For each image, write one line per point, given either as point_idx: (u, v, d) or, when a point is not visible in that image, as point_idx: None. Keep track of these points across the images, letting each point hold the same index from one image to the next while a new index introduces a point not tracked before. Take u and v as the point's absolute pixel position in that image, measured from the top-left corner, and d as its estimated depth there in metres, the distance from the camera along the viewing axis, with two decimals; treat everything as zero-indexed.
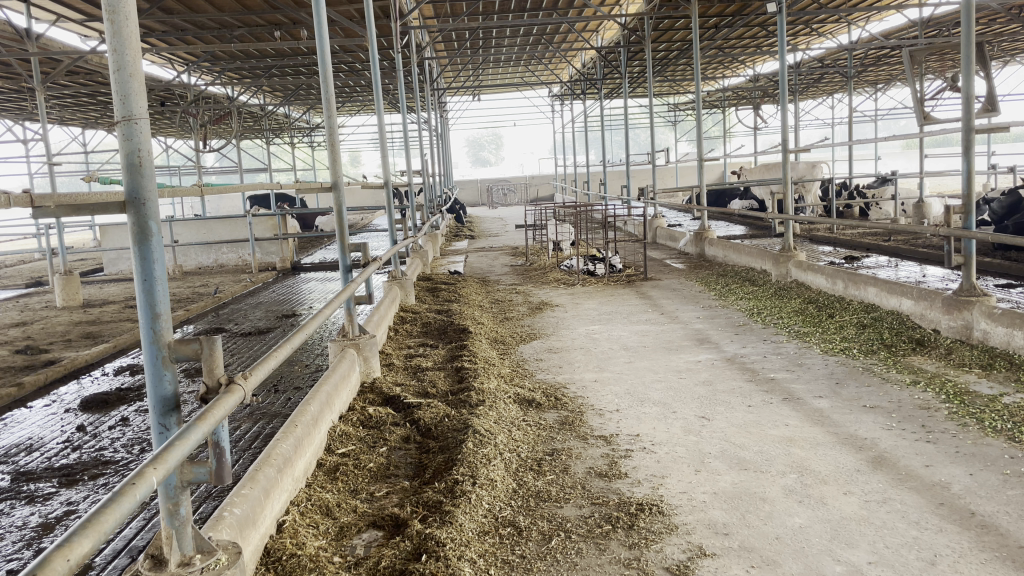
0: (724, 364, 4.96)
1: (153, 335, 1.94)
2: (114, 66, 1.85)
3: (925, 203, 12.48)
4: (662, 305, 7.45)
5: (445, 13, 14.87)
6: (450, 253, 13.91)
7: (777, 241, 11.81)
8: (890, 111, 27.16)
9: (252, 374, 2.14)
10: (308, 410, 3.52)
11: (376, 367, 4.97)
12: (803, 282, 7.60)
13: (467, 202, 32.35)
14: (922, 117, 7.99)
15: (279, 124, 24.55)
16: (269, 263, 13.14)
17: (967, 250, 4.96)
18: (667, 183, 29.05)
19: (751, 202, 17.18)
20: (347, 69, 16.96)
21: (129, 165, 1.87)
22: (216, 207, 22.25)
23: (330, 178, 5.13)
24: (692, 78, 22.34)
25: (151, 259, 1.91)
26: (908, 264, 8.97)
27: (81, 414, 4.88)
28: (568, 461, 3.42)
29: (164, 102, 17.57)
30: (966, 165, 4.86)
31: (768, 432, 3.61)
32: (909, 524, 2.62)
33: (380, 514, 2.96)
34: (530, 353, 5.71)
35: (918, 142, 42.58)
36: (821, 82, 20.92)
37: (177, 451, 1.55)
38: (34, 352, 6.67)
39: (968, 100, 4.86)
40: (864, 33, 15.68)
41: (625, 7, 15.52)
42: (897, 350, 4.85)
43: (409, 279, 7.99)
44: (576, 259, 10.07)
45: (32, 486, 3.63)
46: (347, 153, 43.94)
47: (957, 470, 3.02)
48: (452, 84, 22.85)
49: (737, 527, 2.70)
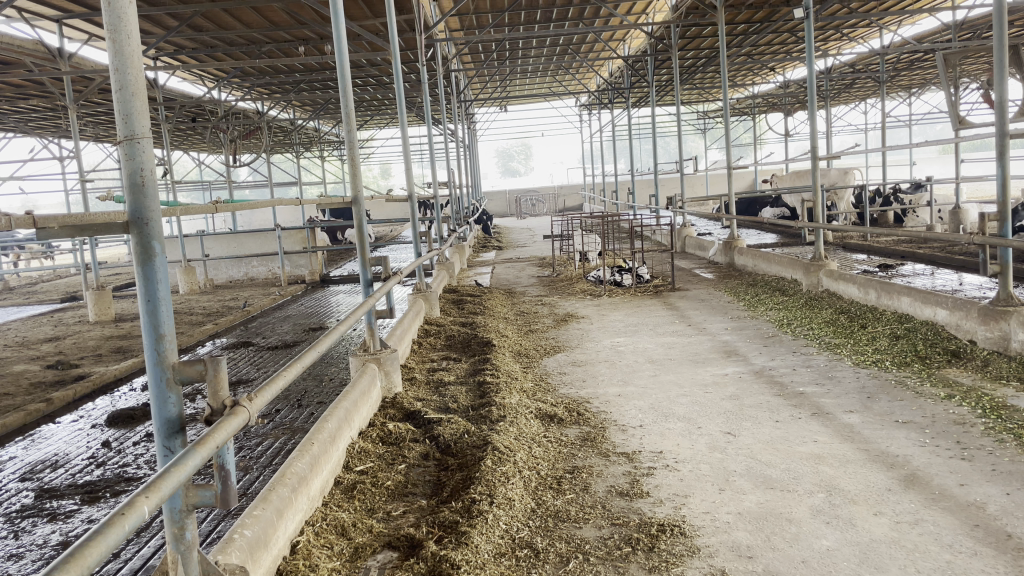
0: (753, 377, 4.83)
1: (157, 357, 1.94)
2: (116, 85, 1.85)
3: (962, 209, 12.17)
4: (689, 316, 7.32)
5: (471, 26, 14.95)
6: (478, 264, 13.92)
7: (808, 250, 11.59)
8: (924, 116, 26.66)
9: (260, 395, 2.12)
10: (326, 426, 3.50)
11: (398, 382, 4.94)
12: (834, 292, 7.42)
13: (496, 212, 32.45)
14: (957, 122, 7.74)
15: (308, 139, 24.90)
16: (298, 275, 13.26)
17: (1003, 259, 4.77)
18: (697, 192, 28.77)
19: (782, 210, 16.96)
20: (375, 83, 17.14)
21: (132, 185, 1.87)
22: (248, 222, 22.60)
23: (349, 192, 5.12)
24: (720, 86, 22.13)
25: (156, 280, 1.91)
26: (945, 272, 8.72)
27: (107, 429, 4.94)
28: (588, 479, 3.35)
29: (195, 118, 17.92)
30: (1001, 171, 4.69)
31: (796, 448, 3.49)
32: (942, 547, 2.50)
33: (397, 534, 2.91)
34: (553, 366, 5.65)
35: (955, 147, 41.79)
36: (853, 87, 20.57)
37: (173, 478, 1.53)
38: (65, 366, 6.80)
39: (999, 104, 4.68)
40: (896, 37, 15.37)
41: (652, 16, 15.45)
42: (931, 362, 4.68)
43: (434, 291, 7.96)
44: (603, 270, 9.97)
45: (55, 503, 3.67)
46: (377, 166, 44.40)
47: (994, 489, 2.88)
48: (479, 95, 23.00)
49: (763, 549, 2.60)
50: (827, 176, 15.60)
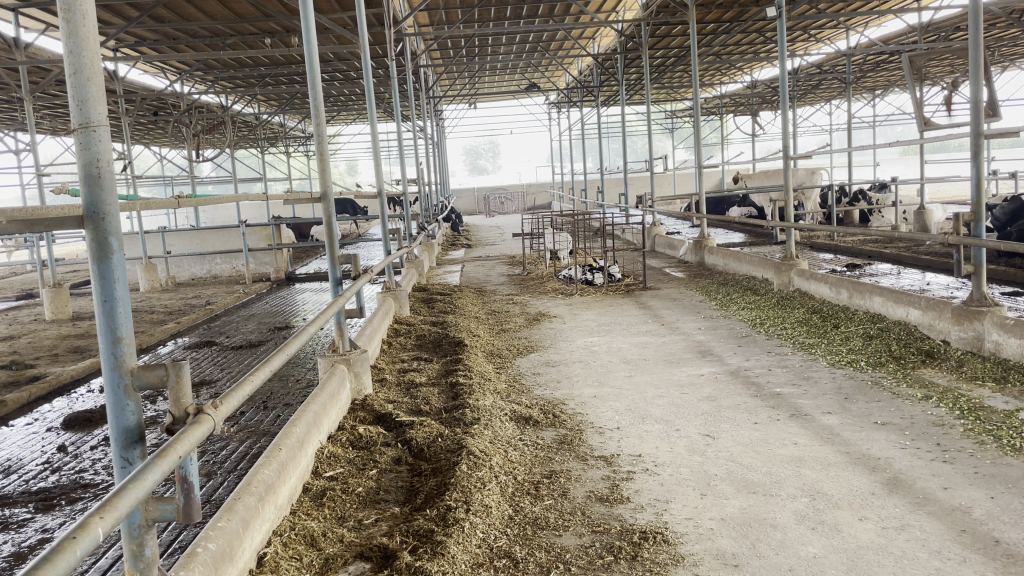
0: (728, 378, 4.79)
1: (114, 361, 1.78)
2: (70, 69, 1.69)
3: (927, 210, 12.40)
4: (662, 316, 7.29)
5: (440, 21, 14.76)
6: (447, 262, 13.78)
7: (777, 249, 11.70)
8: (887, 117, 27.35)
9: (226, 402, 1.99)
10: (294, 431, 3.35)
11: (368, 384, 4.79)
12: (806, 291, 7.45)
13: (465, 210, 32.34)
14: (923, 123, 7.80)
15: (274, 133, 24.46)
16: (263, 273, 12.93)
17: (978, 259, 4.80)
18: (665, 191, 29.03)
19: (749, 210, 17.16)
20: (342, 78, 16.86)
21: (88, 177, 1.72)
22: (211, 218, 22.11)
23: (318, 188, 4.93)
24: (689, 86, 22.30)
25: (113, 279, 1.76)
26: (912, 271, 8.86)
27: (63, 432, 4.71)
28: (567, 485, 3.25)
29: (157, 111, 17.43)
30: (976, 172, 4.70)
31: (777, 451, 3.45)
32: (930, 554, 2.46)
33: (368, 544, 2.78)
34: (527, 367, 5.55)
35: (917, 149, 42.95)
36: (820, 88, 20.90)
37: (131, 496, 1.39)
38: (19, 367, 6.51)
39: (976, 104, 4.71)
40: (862, 38, 15.60)
41: (623, 15, 15.44)
42: (906, 362, 4.70)
43: (403, 290, 7.80)
44: (575, 268, 9.90)
45: (7, 512, 3.46)
46: (344, 163, 43.86)
47: (978, 493, 2.86)
48: (447, 92, 22.85)
49: (748, 557, 2.54)
50: (795, 176, 15.77)
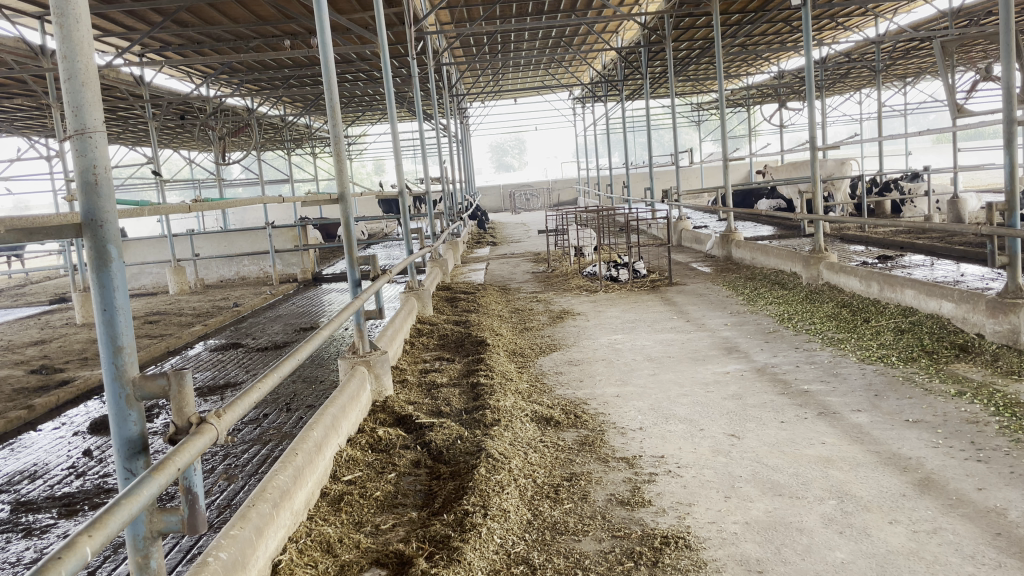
0: (755, 375, 4.68)
1: (115, 371, 1.77)
2: (64, 74, 1.67)
3: (961, 199, 12.06)
4: (687, 312, 7.16)
5: (462, 19, 14.74)
6: (472, 260, 13.77)
7: (806, 241, 11.50)
8: (919, 105, 26.80)
9: (231, 410, 1.96)
10: (311, 436, 3.33)
11: (389, 385, 4.77)
12: (835, 284, 7.27)
13: (491, 208, 32.40)
14: (956, 109, 7.51)
15: (299, 135, 24.69)
16: (290, 274, 13.02)
17: (1012, 250, 4.61)
18: (692, 184, 28.75)
19: (778, 202, 16.92)
20: (365, 78, 16.97)
21: (85, 184, 1.70)
22: (240, 220, 22.42)
23: (337, 190, 4.90)
24: (715, 77, 22.03)
25: (112, 287, 1.74)
26: (945, 262, 8.60)
27: (89, 437, 4.76)
28: (588, 488, 3.19)
29: (185, 115, 17.73)
30: (1008, 160, 4.51)
31: (804, 451, 3.35)
32: (963, 559, 2.35)
33: (385, 551, 2.75)
34: (549, 366, 5.48)
35: (951, 138, 42.13)
36: (849, 77, 20.50)
37: (124, 512, 1.35)
38: (50, 371, 6.63)
39: (1007, 91, 4.53)
40: (891, 25, 15.26)
41: (646, 7, 15.30)
42: (938, 357, 4.55)
43: (427, 289, 7.79)
44: (599, 264, 9.79)
45: (31, 518, 3.50)
46: (371, 163, 44.24)
47: (1015, 493, 2.73)
48: (471, 90, 22.87)
49: (773, 563, 2.45)
50: (824, 167, 15.50)
